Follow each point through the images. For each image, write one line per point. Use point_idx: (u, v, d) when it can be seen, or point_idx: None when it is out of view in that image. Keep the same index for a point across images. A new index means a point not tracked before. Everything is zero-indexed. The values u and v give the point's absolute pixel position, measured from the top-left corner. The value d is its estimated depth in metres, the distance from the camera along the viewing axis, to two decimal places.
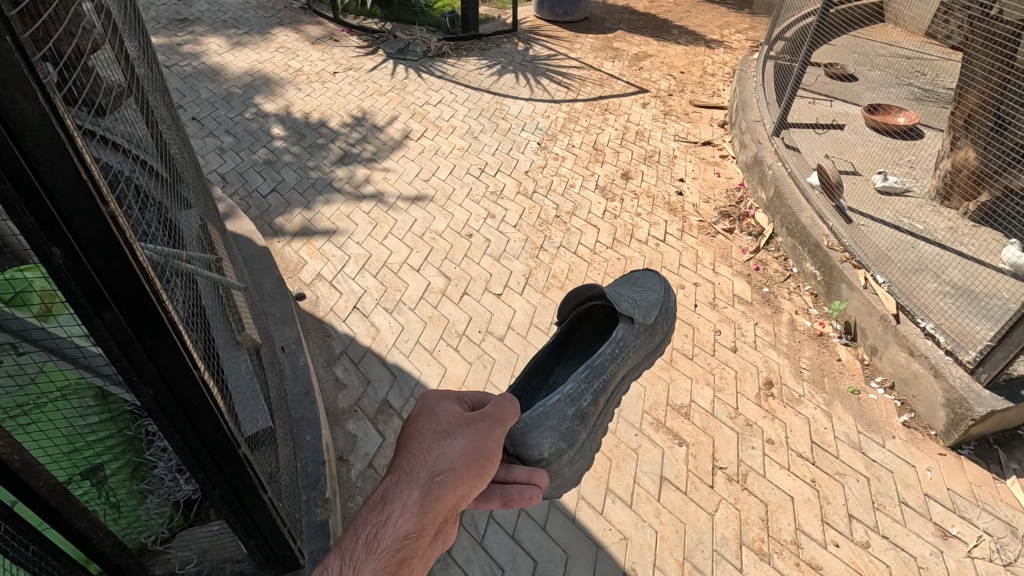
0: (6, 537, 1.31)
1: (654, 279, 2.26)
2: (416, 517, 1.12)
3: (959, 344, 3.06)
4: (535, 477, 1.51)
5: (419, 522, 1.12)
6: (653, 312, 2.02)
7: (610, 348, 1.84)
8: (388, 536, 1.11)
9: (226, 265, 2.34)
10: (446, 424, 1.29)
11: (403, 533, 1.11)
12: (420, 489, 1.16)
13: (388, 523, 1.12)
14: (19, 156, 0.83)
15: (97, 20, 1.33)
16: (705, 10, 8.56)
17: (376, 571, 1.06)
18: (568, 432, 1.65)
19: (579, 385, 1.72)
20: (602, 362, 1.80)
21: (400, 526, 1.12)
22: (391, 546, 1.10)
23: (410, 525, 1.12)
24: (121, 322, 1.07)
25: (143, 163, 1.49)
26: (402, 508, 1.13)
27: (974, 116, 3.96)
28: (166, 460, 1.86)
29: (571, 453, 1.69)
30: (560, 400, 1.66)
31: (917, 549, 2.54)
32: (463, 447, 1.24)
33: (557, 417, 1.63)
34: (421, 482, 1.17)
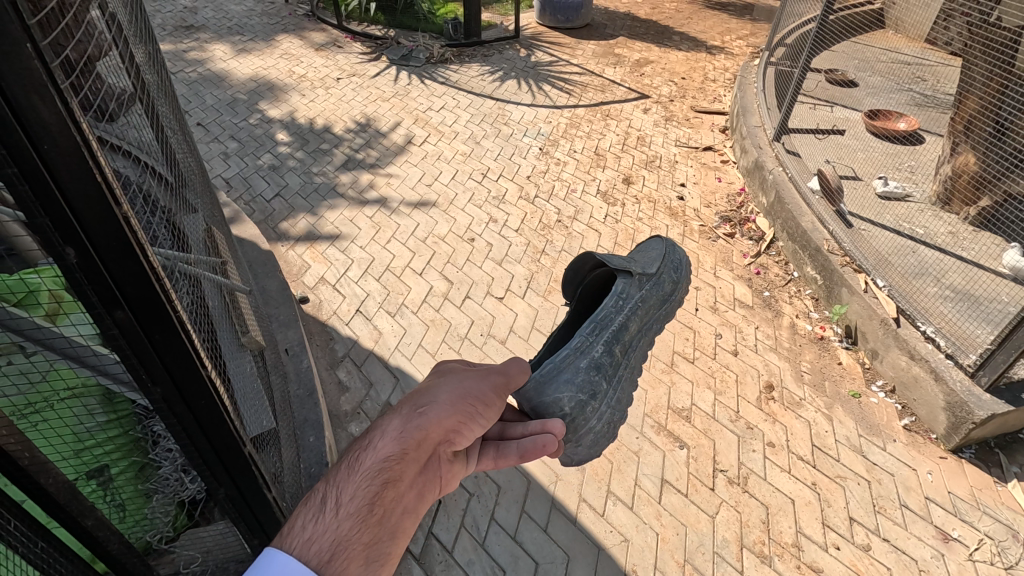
0: (18, 532, 1.34)
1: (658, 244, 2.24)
2: (395, 441, 1.20)
3: (959, 347, 3.08)
4: (549, 425, 1.55)
5: (400, 447, 1.19)
6: (652, 263, 2.04)
7: (613, 302, 1.88)
8: (370, 457, 1.17)
9: (231, 268, 2.37)
10: (437, 379, 1.42)
11: (384, 455, 1.17)
12: (404, 420, 1.25)
13: (372, 447, 1.19)
14: (37, 160, 0.86)
15: (106, 29, 1.34)
16: (706, 16, 8.62)
17: (356, 488, 1.11)
18: (582, 383, 1.68)
19: (585, 337, 1.76)
20: (608, 314, 1.84)
21: (381, 450, 1.18)
22: (373, 466, 1.15)
23: (392, 449, 1.19)
24: (131, 321, 1.10)
25: (150, 168, 1.51)
26: (384, 435, 1.22)
27: (973, 122, 3.98)
28: (171, 460, 1.82)
29: (594, 405, 1.70)
30: (569, 353, 1.71)
31: (918, 553, 2.55)
32: (449, 389, 1.34)
33: (570, 370, 1.68)
34: (405, 415, 1.27)
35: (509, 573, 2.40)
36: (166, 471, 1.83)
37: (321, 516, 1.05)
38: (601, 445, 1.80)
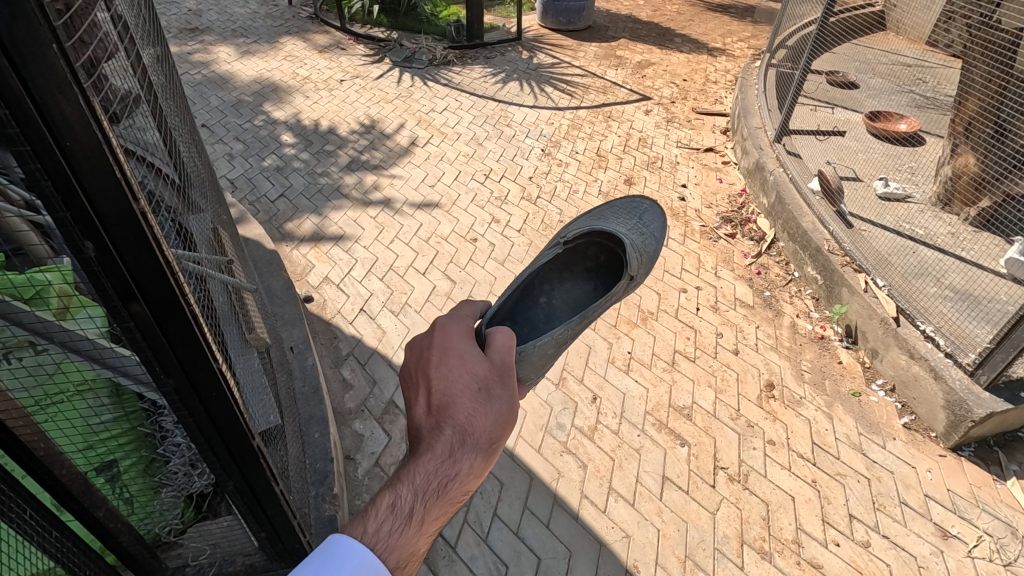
0: (33, 522, 1.39)
1: (658, 220, 2.34)
2: (477, 476, 1.19)
3: (958, 346, 3.10)
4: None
5: (479, 479, 1.20)
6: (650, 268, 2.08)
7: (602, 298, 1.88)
8: (452, 486, 1.16)
9: (237, 267, 2.40)
10: (487, 379, 1.32)
11: (465, 489, 1.18)
12: (483, 453, 1.20)
13: (451, 477, 1.16)
14: (59, 154, 0.89)
15: (113, 29, 1.32)
16: (707, 19, 8.65)
17: (438, 515, 1.14)
18: (539, 365, 1.72)
19: (569, 330, 1.73)
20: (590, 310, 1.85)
21: (464, 482, 1.17)
22: (453, 497, 1.16)
23: (472, 484, 1.19)
24: (147, 314, 1.13)
25: (157, 167, 1.54)
26: (466, 464, 1.18)
27: (973, 124, 4.00)
28: (179, 455, 1.86)
29: (531, 380, 1.78)
30: (548, 341, 1.67)
31: (917, 549, 2.57)
32: (511, 408, 1.30)
33: (537, 356, 1.67)
34: (483, 444, 1.21)
35: (512, 568, 2.43)
36: (174, 466, 1.87)
37: (404, 532, 1.10)
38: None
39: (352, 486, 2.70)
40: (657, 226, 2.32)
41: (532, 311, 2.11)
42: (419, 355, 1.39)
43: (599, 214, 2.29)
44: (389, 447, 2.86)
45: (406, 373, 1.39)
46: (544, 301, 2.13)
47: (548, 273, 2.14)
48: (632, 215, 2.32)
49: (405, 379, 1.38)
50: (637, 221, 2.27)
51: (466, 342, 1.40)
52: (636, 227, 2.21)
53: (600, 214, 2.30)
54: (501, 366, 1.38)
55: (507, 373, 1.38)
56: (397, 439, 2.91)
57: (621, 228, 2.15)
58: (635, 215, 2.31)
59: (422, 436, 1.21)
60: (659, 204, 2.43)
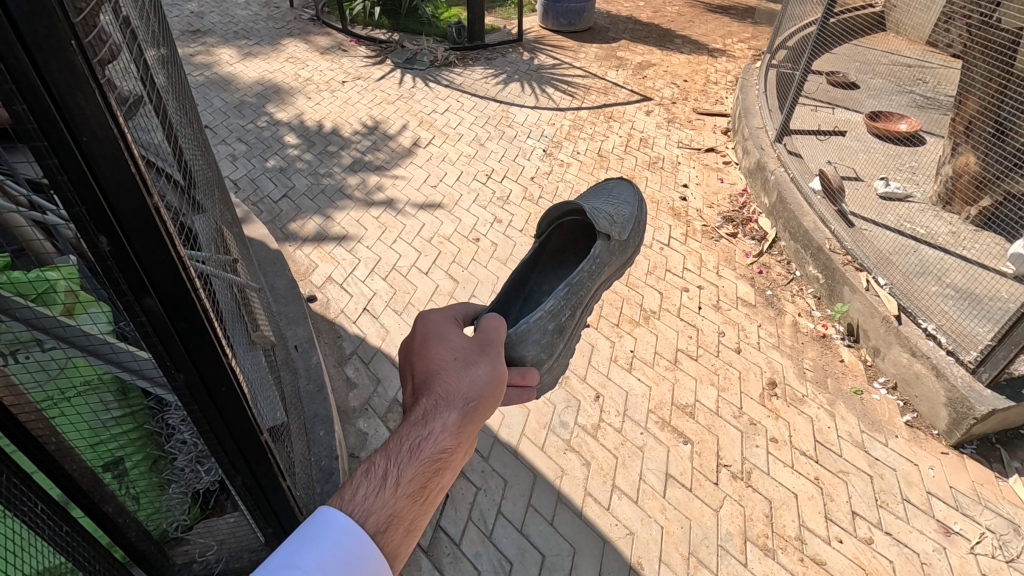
0: (47, 516, 1.42)
1: (627, 191, 2.26)
2: (454, 435, 1.14)
3: (960, 344, 3.11)
4: (529, 379, 1.55)
5: (457, 440, 1.14)
6: (628, 227, 2.02)
7: (588, 266, 1.85)
8: (427, 446, 1.11)
9: (241, 266, 2.41)
10: (464, 352, 1.31)
11: (442, 447, 1.12)
12: (458, 412, 1.17)
13: (426, 435, 1.12)
14: (77, 150, 0.91)
15: (118, 30, 1.31)
16: (708, 20, 8.68)
17: (414, 476, 1.08)
18: (546, 344, 1.67)
19: (559, 301, 1.72)
20: (580, 279, 1.81)
21: (440, 441, 1.12)
22: (430, 455, 1.11)
23: (449, 442, 1.13)
24: (159, 308, 1.14)
25: (166, 169, 1.55)
26: (441, 425, 1.14)
27: (974, 124, 4.01)
28: (184, 453, 1.80)
29: (548, 363, 1.71)
30: (541, 317, 1.65)
31: (920, 546, 2.58)
32: (489, 374, 1.27)
33: (539, 331, 1.64)
34: (457, 404, 1.18)
35: (516, 565, 2.44)
36: (179, 463, 1.81)
37: (378, 493, 1.04)
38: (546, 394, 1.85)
39: None
40: (630, 198, 2.22)
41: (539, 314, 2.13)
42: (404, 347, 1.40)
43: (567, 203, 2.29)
44: None
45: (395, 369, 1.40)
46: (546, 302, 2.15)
47: (540, 274, 2.18)
48: (599, 195, 2.26)
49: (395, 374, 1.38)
50: (606, 197, 2.22)
51: (445, 324, 1.41)
52: (605, 201, 2.16)
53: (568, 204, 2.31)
54: (479, 342, 1.37)
55: (487, 346, 1.36)
56: None
57: (588, 202, 2.13)
58: (602, 194, 2.26)
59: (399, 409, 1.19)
60: (626, 180, 2.36)
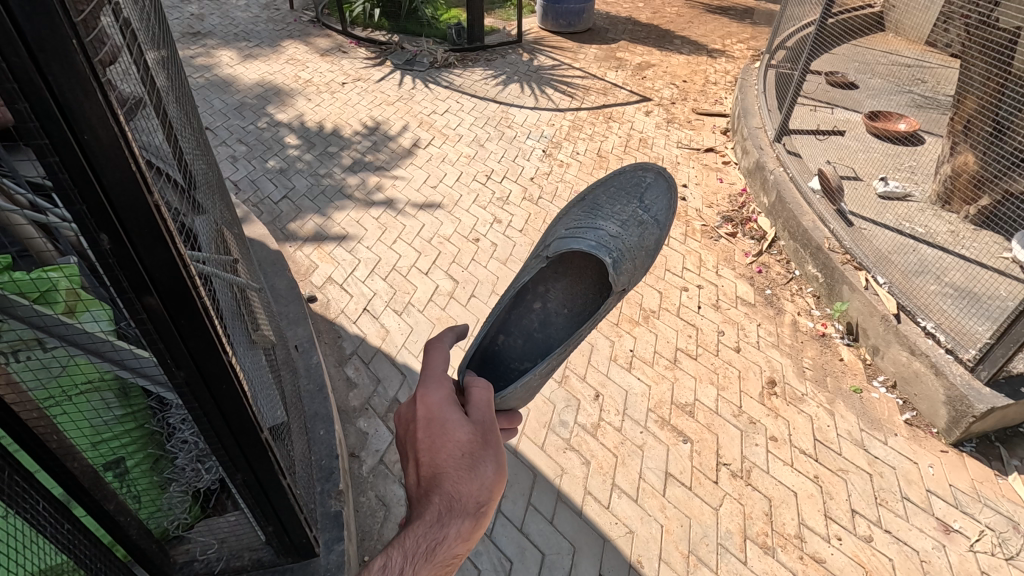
0: (46, 513, 1.41)
1: (662, 197, 2.35)
2: (466, 542, 1.25)
3: (959, 343, 3.11)
4: (515, 422, 1.66)
5: (467, 545, 1.26)
6: (639, 272, 2.13)
7: (590, 324, 1.80)
8: (440, 552, 1.23)
9: (242, 267, 2.42)
10: (472, 443, 1.33)
11: (453, 553, 1.24)
12: (470, 519, 1.26)
13: (440, 544, 1.23)
14: (77, 148, 0.92)
15: (118, 32, 1.32)
16: (707, 21, 8.69)
17: None
18: (525, 395, 1.69)
19: (552, 364, 1.69)
20: (578, 338, 1.77)
21: (452, 548, 1.24)
22: (443, 561, 1.23)
23: (461, 548, 1.25)
24: (160, 307, 1.16)
25: (167, 170, 1.55)
26: (454, 533, 1.24)
27: (972, 123, 4.02)
28: (187, 451, 1.82)
29: (519, 407, 1.76)
30: (530, 380, 1.62)
31: (919, 544, 2.58)
32: (497, 471, 1.32)
33: (523, 390, 1.64)
34: (469, 511, 1.26)
35: (516, 564, 2.44)
36: (181, 462, 1.83)
37: None
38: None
39: (357, 484, 2.72)
40: (657, 205, 2.34)
41: (527, 319, 2.11)
42: (406, 423, 1.42)
43: (596, 206, 2.28)
44: (393, 445, 2.88)
45: (398, 439, 1.43)
46: (538, 307, 2.13)
47: (539, 275, 2.13)
48: (631, 203, 2.30)
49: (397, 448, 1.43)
50: (637, 204, 2.31)
51: (448, 404, 1.40)
52: (634, 216, 2.24)
53: (596, 202, 2.31)
54: (481, 424, 1.39)
55: (491, 429, 1.39)
56: None
57: (613, 228, 2.15)
58: (635, 207, 2.28)
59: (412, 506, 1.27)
60: (665, 173, 2.41)
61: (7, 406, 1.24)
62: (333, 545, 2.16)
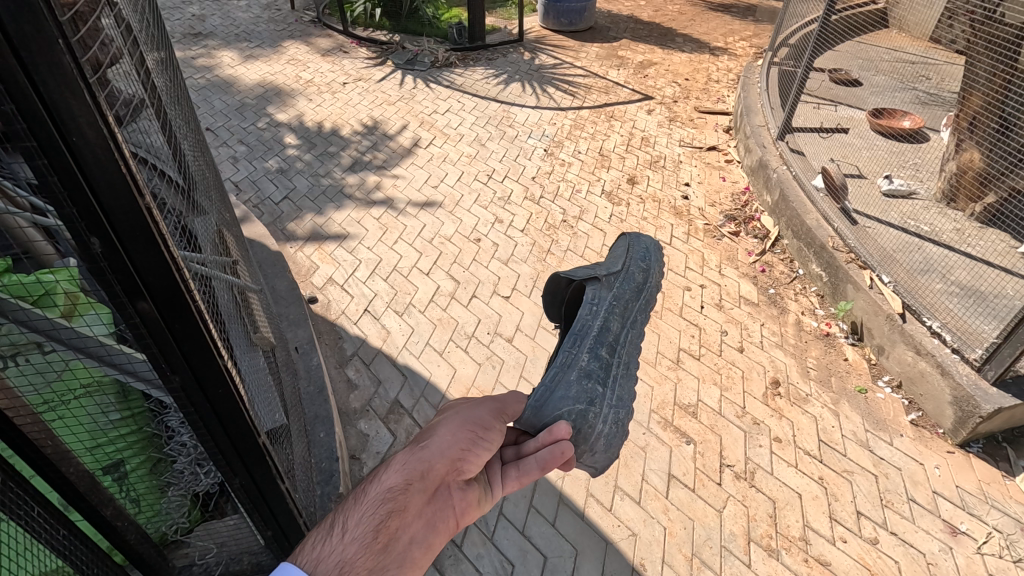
0: (42, 519, 1.41)
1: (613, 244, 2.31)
2: (400, 473, 1.23)
3: (965, 342, 3.08)
4: (557, 433, 1.53)
5: (403, 479, 1.22)
6: (618, 262, 2.09)
7: (587, 309, 1.91)
8: (376, 489, 1.21)
9: (242, 268, 2.40)
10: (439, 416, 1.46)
11: (387, 486, 1.21)
12: (408, 453, 1.28)
13: (377, 479, 1.24)
14: (66, 151, 0.91)
15: (117, 34, 1.30)
16: (709, 18, 8.65)
17: (360, 515, 1.15)
18: (579, 392, 1.69)
19: (571, 353, 1.79)
20: (584, 323, 1.87)
21: (386, 482, 1.22)
22: (377, 497, 1.19)
23: (395, 480, 1.22)
24: (153, 312, 1.14)
25: (167, 173, 1.53)
26: (390, 469, 1.25)
27: (977, 120, 3.98)
28: (185, 455, 1.76)
29: (596, 409, 1.67)
30: (557, 373, 1.74)
31: (926, 546, 2.55)
32: (451, 423, 1.38)
33: (562, 385, 1.69)
34: (408, 449, 1.31)
35: (517, 567, 2.43)
36: (180, 466, 1.78)
37: (327, 536, 1.12)
38: (615, 446, 1.73)
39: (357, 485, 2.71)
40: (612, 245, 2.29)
41: None
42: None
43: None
44: (393, 446, 2.87)
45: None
46: None
47: None
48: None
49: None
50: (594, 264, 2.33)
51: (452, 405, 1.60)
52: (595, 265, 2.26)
53: None
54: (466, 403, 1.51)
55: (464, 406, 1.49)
56: (401, 438, 2.91)
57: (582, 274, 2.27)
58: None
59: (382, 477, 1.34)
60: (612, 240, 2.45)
61: (8, 415, 1.26)
62: None
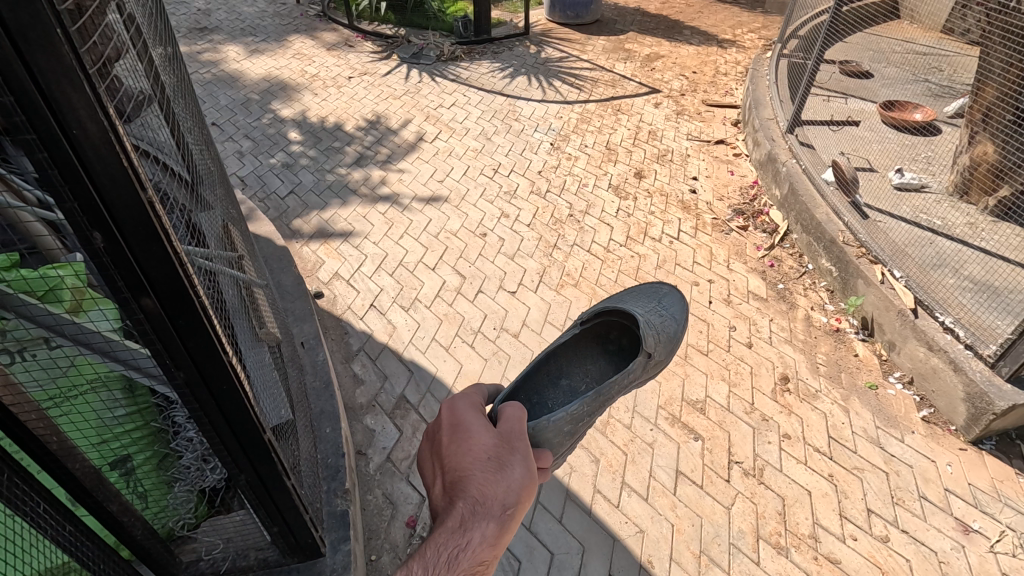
0: (47, 515, 1.40)
1: (678, 304, 2.26)
2: (493, 547, 1.19)
3: (978, 338, 3.03)
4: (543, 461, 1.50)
5: (494, 551, 1.19)
6: (669, 351, 2.04)
7: (623, 376, 1.84)
8: (467, 559, 1.17)
9: (247, 263, 2.39)
10: (493, 448, 1.31)
11: (481, 559, 1.18)
12: (496, 519, 1.20)
13: (466, 548, 1.17)
14: (66, 143, 0.90)
15: (123, 29, 1.29)
16: (717, 10, 8.55)
17: None
18: (558, 444, 1.67)
19: (583, 406, 1.68)
20: (611, 389, 1.79)
21: (478, 554, 1.18)
22: (469, 569, 1.17)
23: (488, 554, 1.18)
24: (157, 308, 1.13)
25: (174, 169, 1.52)
26: (480, 539, 1.18)
27: (991, 112, 3.91)
28: (191, 451, 1.72)
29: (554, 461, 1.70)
30: (563, 419, 1.63)
31: (938, 544, 2.53)
32: (522, 476, 1.29)
33: (553, 432, 1.62)
34: (495, 514, 1.21)
35: (524, 563, 2.42)
36: (186, 461, 1.75)
37: None
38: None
39: (364, 481, 2.70)
40: (678, 308, 2.25)
41: (554, 393, 2.06)
42: (434, 434, 1.41)
43: (615, 297, 2.27)
44: (400, 442, 2.86)
45: (424, 455, 1.41)
46: (564, 382, 2.09)
47: (568, 357, 2.11)
48: (650, 297, 2.27)
49: (421, 463, 1.40)
50: (656, 303, 2.23)
51: (475, 413, 1.41)
52: (653, 308, 2.17)
53: (619, 297, 2.30)
54: (507, 431, 1.37)
55: (513, 437, 1.36)
56: (408, 434, 2.91)
57: (635, 305, 2.16)
58: (653, 298, 2.27)
59: (436, 511, 1.24)
60: (679, 289, 2.38)
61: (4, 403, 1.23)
62: (339, 544, 2.15)
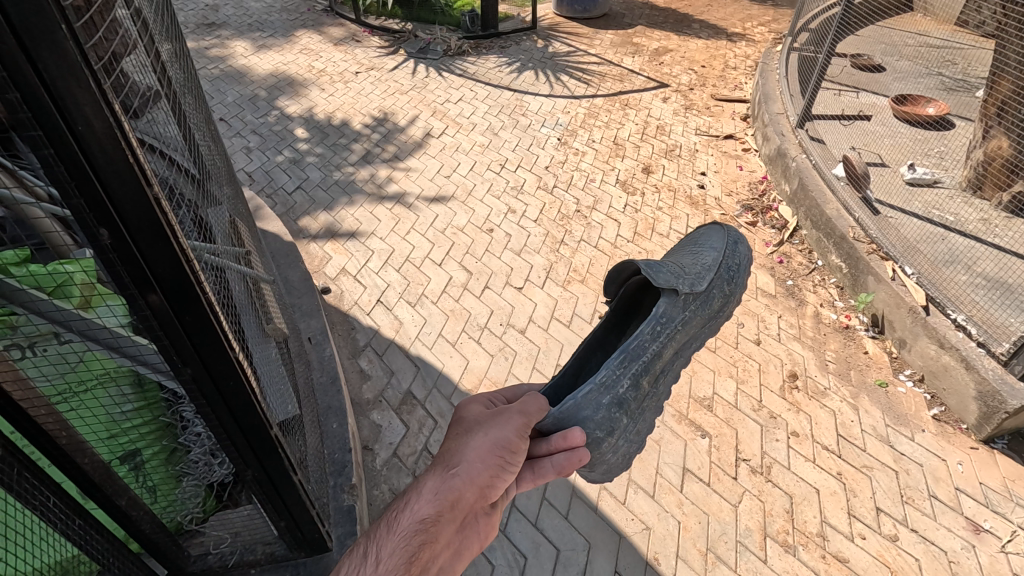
0: (55, 509, 1.41)
1: (717, 234, 2.13)
2: (432, 502, 1.23)
3: (991, 336, 3.00)
4: (572, 439, 1.55)
5: (435, 508, 1.22)
6: (705, 277, 1.90)
7: (650, 327, 1.79)
8: (408, 516, 1.22)
9: (255, 258, 2.40)
10: (467, 425, 1.41)
11: (420, 516, 1.21)
12: (440, 479, 1.27)
13: (410, 506, 1.24)
14: (72, 140, 0.90)
15: (131, 25, 1.29)
16: (727, 3, 8.45)
17: (394, 545, 1.17)
18: (604, 420, 1.66)
19: (613, 372, 1.70)
20: (640, 343, 1.76)
21: (418, 510, 1.22)
22: (409, 527, 1.20)
23: (427, 511, 1.22)
24: (163, 305, 1.14)
25: (181, 165, 1.52)
26: (422, 496, 1.25)
27: (1007, 105, 3.84)
28: (200, 445, 1.74)
29: (610, 440, 1.70)
30: (593, 391, 1.65)
31: (947, 543, 2.50)
32: (484, 441, 1.34)
33: (591, 406, 1.63)
34: (441, 472, 1.29)
35: (530, 559, 2.42)
36: (194, 456, 1.77)
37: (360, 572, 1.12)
38: (615, 470, 1.85)
39: (370, 476, 2.71)
40: (717, 239, 2.09)
41: None
42: None
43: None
44: (406, 437, 2.87)
45: None
46: None
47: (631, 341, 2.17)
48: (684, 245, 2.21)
49: None
50: (693, 245, 2.14)
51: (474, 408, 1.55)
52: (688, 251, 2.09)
53: None
54: (494, 411, 1.46)
55: (493, 415, 1.45)
56: (414, 429, 2.92)
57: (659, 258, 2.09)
58: (690, 242, 2.19)
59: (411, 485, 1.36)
60: (721, 221, 2.21)
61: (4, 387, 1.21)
62: (346, 539, 2.16)
